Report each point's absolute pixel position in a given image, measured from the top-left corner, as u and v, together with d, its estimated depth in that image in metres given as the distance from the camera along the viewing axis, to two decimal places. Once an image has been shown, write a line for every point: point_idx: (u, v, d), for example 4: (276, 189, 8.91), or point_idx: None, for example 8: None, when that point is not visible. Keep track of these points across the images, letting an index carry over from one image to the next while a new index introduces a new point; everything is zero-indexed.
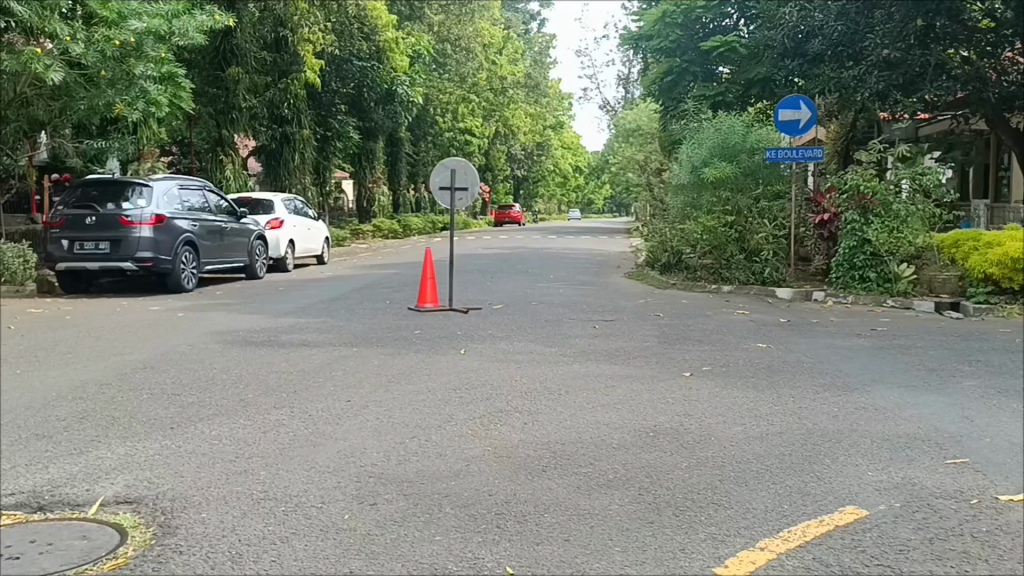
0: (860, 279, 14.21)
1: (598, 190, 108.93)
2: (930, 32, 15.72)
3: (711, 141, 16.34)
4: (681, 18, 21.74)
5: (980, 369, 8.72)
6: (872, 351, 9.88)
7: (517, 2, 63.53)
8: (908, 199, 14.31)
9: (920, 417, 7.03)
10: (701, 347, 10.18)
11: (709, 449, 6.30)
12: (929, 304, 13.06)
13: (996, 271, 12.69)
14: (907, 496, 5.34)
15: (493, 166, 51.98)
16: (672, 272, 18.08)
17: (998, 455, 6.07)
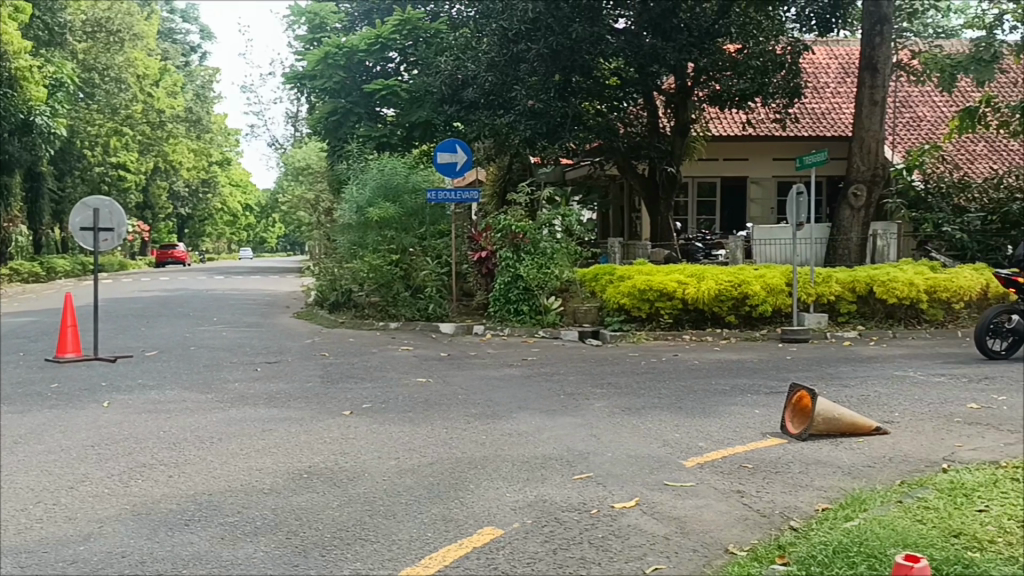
0: (515, 312, 15.20)
1: (270, 228, 106.34)
2: (568, 86, 17.29)
3: (375, 181, 16.71)
4: (342, 60, 21.96)
5: (609, 391, 9.70)
6: (520, 380, 10.63)
7: (174, 33, 60.85)
8: (553, 238, 15.48)
9: (555, 438, 7.69)
10: (362, 385, 10.33)
11: (361, 485, 6.41)
12: (574, 333, 14.44)
13: (627, 301, 14.10)
14: (538, 512, 5.81)
15: (154, 204, 49.02)
16: (340, 310, 18.38)
17: (616, 467, 6.79)
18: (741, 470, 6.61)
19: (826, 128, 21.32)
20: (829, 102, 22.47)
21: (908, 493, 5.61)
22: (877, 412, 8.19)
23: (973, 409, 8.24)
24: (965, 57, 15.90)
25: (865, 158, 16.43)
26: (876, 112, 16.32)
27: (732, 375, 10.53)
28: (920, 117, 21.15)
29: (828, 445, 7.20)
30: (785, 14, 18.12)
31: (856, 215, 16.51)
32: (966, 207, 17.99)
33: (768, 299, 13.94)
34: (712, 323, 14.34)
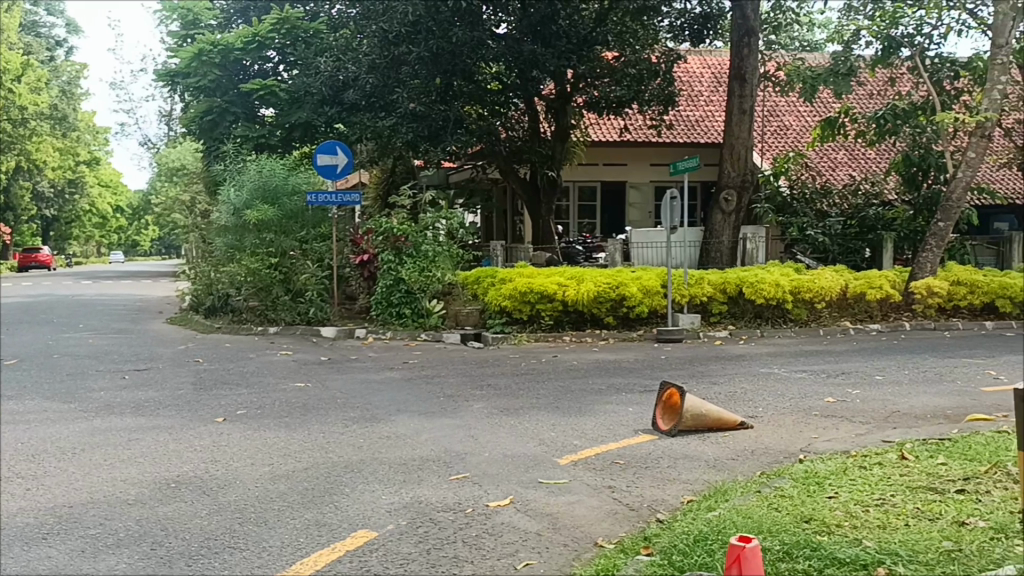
0: (397, 315, 15.17)
1: (144, 231, 102.28)
2: (449, 90, 17.22)
3: (252, 183, 16.15)
4: (218, 58, 21.39)
5: (489, 392, 9.79)
6: (400, 383, 10.60)
7: (37, 26, 57.86)
8: (435, 241, 15.43)
9: (433, 440, 7.72)
10: (237, 391, 10.10)
11: (232, 492, 6.28)
12: (456, 336, 14.51)
13: (509, 303, 14.28)
14: (413, 513, 5.83)
15: (15, 205, 46.48)
16: (217, 315, 17.92)
17: (492, 467, 6.87)
18: (613, 466, 6.80)
19: (699, 134, 22.15)
20: (702, 109, 23.31)
21: (767, 483, 5.90)
22: (743, 408, 8.55)
23: (831, 402, 8.71)
24: (824, 69, 16.95)
25: (735, 164, 17.10)
26: (746, 121, 16.96)
27: (608, 374, 10.79)
28: (787, 125, 22.20)
29: (696, 440, 7.47)
30: (659, 24, 18.68)
31: (728, 219, 17.23)
32: (827, 211, 19.05)
33: (645, 300, 14.31)
34: (591, 324, 14.66)
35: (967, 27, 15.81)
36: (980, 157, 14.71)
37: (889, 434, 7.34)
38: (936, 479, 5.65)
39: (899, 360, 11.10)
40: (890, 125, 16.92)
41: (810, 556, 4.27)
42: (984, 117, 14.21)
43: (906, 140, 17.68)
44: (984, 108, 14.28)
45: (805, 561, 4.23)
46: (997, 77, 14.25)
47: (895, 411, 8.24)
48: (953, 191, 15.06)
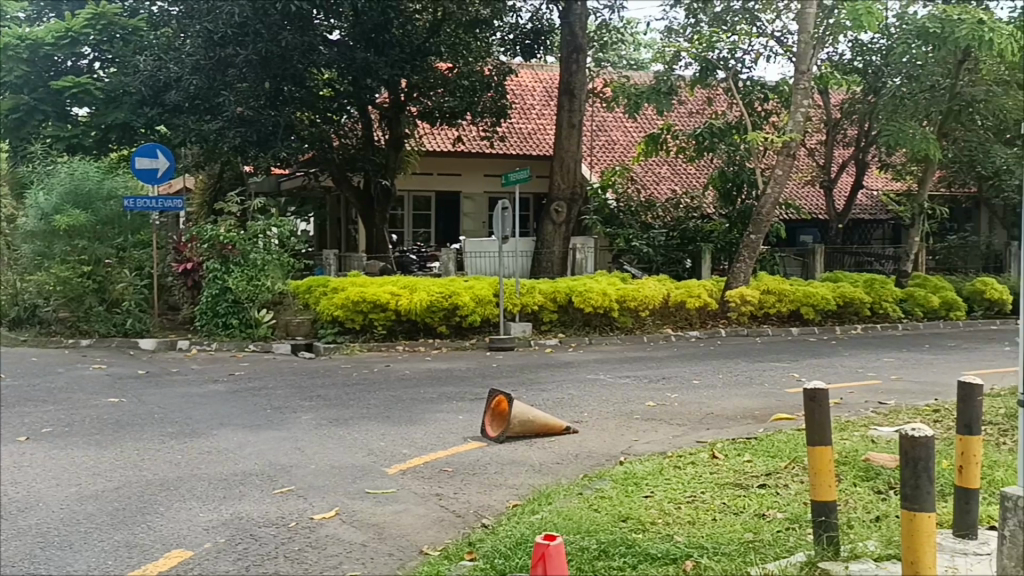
0: (224, 326, 14.65)
1: None
2: (279, 94, 16.79)
3: (61, 187, 15.19)
4: (25, 53, 19.58)
5: (317, 404, 9.61)
6: (223, 396, 10.21)
7: None
8: (264, 249, 14.99)
9: (256, 453, 7.49)
10: (43, 408, 9.43)
11: (33, 516, 5.87)
12: (286, 347, 14.15)
13: (340, 313, 14.04)
14: (232, 530, 5.64)
15: None
16: (23, 327, 16.64)
17: (318, 479, 6.74)
18: (441, 474, 6.83)
19: (531, 147, 22.65)
20: (534, 122, 23.84)
21: (588, 485, 6.09)
22: (568, 413, 8.80)
23: (651, 406, 9.11)
24: (646, 87, 17.71)
25: (565, 176, 17.57)
26: (575, 134, 17.45)
27: (439, 383, 10.83)
28: (614, 140, 23.06)
29: (522, 446, 7.63)
30: (492, 38, 18.93)
31: (558, 230, 17.71)
32: (651, 223, 19.75)
33: (477, 309, 14.43)
34: (425, 333, 14.67)
35: (775, 54, 16.96)
36: (786, 175, 15.75)
37: (702, 435, 7.77)
38: (742, 476, 6.01)
39: (715, 365, 11.74)
40: (707, 142, 18.05)
41: (625, 553, 4.45)
42: (789, 137, 15.27)
43: (722, 157, 18.74)
44: (790, 129, 15.33)
45: (621, 558, 4.41)
46: (801, 100, 15.37)
47: (708, 413, 8.72)
48: (763, 207, 16.04)
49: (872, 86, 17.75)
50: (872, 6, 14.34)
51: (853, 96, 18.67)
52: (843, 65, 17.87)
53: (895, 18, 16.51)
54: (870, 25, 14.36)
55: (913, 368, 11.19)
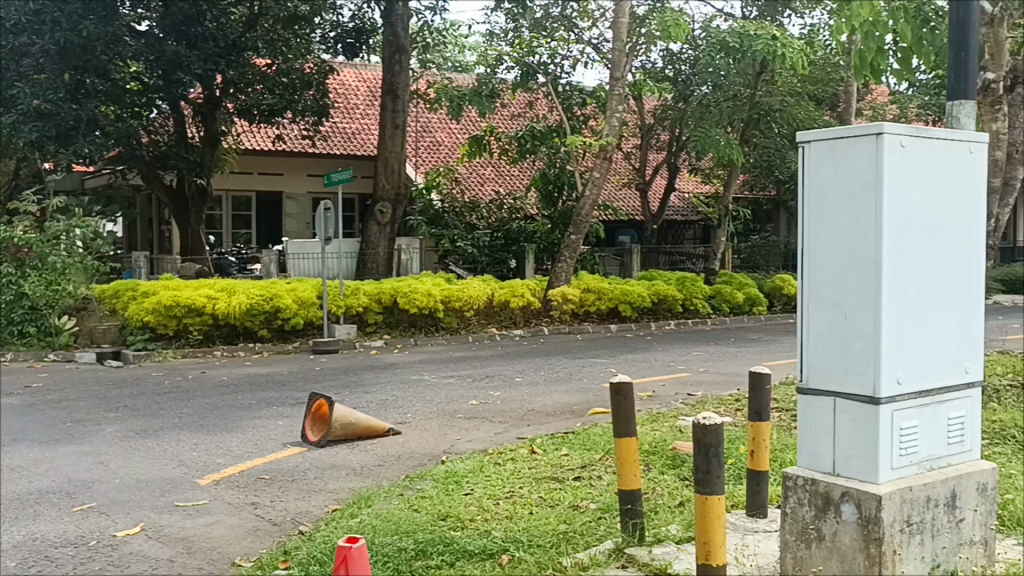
0: (19, 334, 13.57)
1: None
2: (79, 87, 15.62)
3: None
4: None
5: (125, 414, 9.08)
6: (18, 410, 9.46)
7: None
8: (65, 252, 14.03)
9: (55, 470, 7.00)
10: None
11: None
12: (91, 355, 13.25)
13: (152, 318, 13.36)
14: (24, 552, 5.25)
15: None
16: None
17: (123, 494, 6.38)
18: (257, 482, 6.63)
19: (355, 147, 22.35)
20: (357, 122, 23.53)
21: (409, 486, 6.08)
22: (392, 415, 8.75)
23: (474, 404, 9.21)
24: (469, 90, 17.85)
25: (389, 177, 17.43)
26: (399, 135, 17.35)
27: (258, 389, 10.48)
28: (439, 141, 23.14)
29: (345, 449, 7.52)
30: (313, 35, 18.56)
31: (382, 231, 17.60)
32: (476, 224, 20.09)
33: (300, 311, 14.07)
34: (244, 338, 14.18)
35: (592, 60, 17.53)
36: (604, 178, 16.27)
37: (523, 431, 7.93)
38: (559, 470, 6.19)
39: (537, 362, 12.00)
40: (529, 144, 18.54)
41: (442, 552, 4.48)
42: (606, 141, 15.79)
43: (544, 159, 19.18)
44: (606, 133, 15.87)
45: (438, 557, 4.43)
46: (616, 105, 15.94)
47: (529, 409, 8.92)
48: (582, 208, 16.48)
49: (681, 93, 18.67)
50: (679, 18, 15.10)
51: (664, 103, 19.62)
52: (655, 74, 18.71)
53: (701, 31, 17.43)
54: (678, 37, 15.10)
55: (719, 361, 11.87)
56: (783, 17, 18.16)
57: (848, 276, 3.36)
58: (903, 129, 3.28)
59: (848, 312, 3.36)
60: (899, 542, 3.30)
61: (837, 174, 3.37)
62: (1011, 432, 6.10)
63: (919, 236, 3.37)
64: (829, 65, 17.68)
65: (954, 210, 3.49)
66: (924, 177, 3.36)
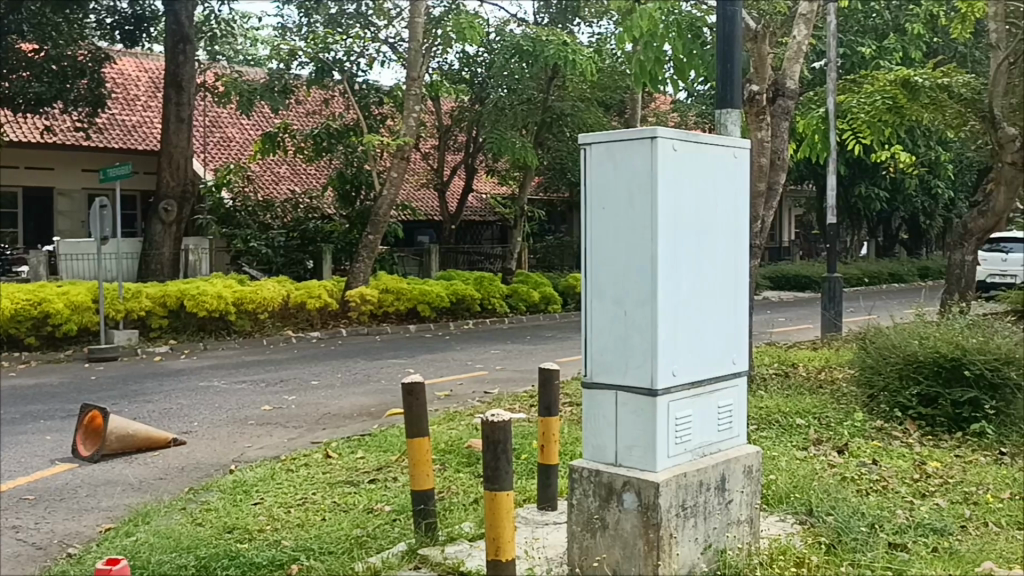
0: None
1: None
2: None
3: None
4: None
5: None
6: None
7: None
8: None
9: None
10: None
11: None
12: None
13: None
14: None
15: None
16: None
17: None
18: (20, 503, 6.05)
19: (136, 141, 20.99)
20: (138, 115, 22.13)
21: (193, 499, 5.77)
22: (176, 424, 8.27)
23: (267, 410, 8.89)
24: (259, 84, 17.21)
25: (174, 173, 16.57)
26: (184, 130, 16.47)
27: (23, 402, 9.59)
28: (229, 137, 22.19)
29: (121, 463, 7.02)
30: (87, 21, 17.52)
31: (168, 230, 16.70)
32: (269, 224, 19.43)
33: (72, 317, 13.14)
34: (8, 346, 12.97)
35: (388, 60, 17.41)
36: (401, 178, 16.18)
37: (318, 435, 7.73)
38: (354, 473, 6.08)
39: (333, 365, 11.75)
40: (325, 143, 18.28)
41: (227, 566, 4.26)
42: (403, 141, 15.69)
43: (340, 158, 18.93)
44: (403, 133, 15.75)
45: (223, 571, 4.21)
46: (413, 106, 15.85)
47: (324, 413, 8.70)
48: (380, 207, 16.30)
49: (477, 95, 19.17)
50: (474, 21, 15.30)
51: (461, 104, 19.85)
52: (452, 75, 18.84)
53: (495, 35, 17.74)
54: (473, 39, 15.30)
55: (514, 358, 12.12)
56: (573, 25, 18.82)
57: (627, 273, 3.50)
58: (674, 134, 3.46)
59: (627, 307, 3.50)
60: (675, 526, 3.48)
61: (615, 175, 3.51)
62: (776, 417, 6.62)
63: (691, 236, 3.57)
64: (615, 73, 18.42)
65: (722, 211, 3.72)
66: (694, 179, 3.56)
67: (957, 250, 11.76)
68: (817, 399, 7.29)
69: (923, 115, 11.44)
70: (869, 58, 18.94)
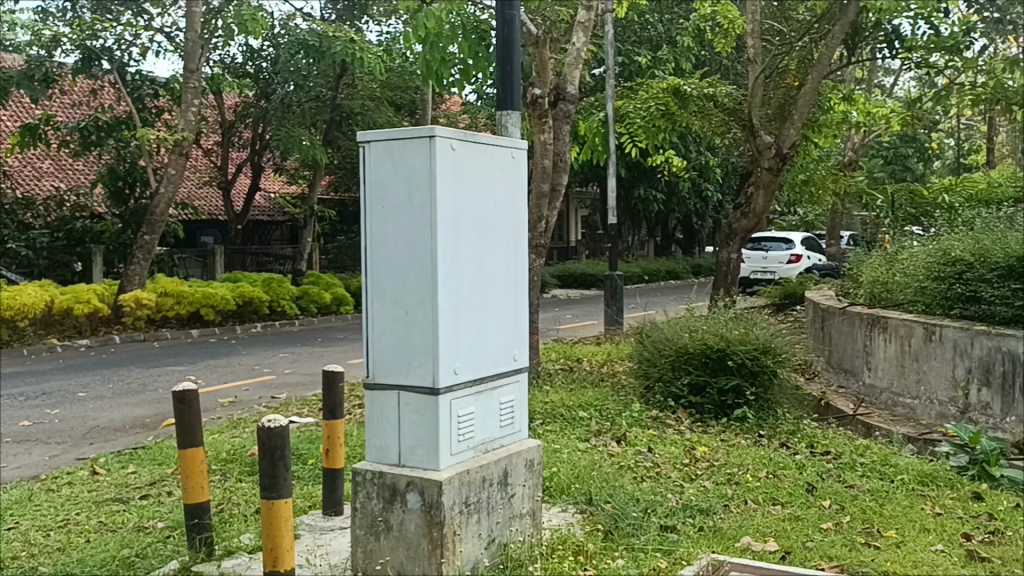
0: None
1: None
2: None
3: None
4: None
5: None
6: None
7: None
8: None
9: None
10: None
11: None
12: None
13: None
14: None
15: None
16: None
17: None
18: None
19: None
20: None
21: None
22: None
23: (25, 426, 8.14)
24: (16, 71, 15.78)
25: None
26: None
27: None
28: None
29: None
30: None
31: None
32: (30, 223, 17.83)
33: None
34: None
35: (164, 50, 16.49)
36: (180, 175, 15.34)
37: (84, 451, 7.16)
38: (123, 490, 5.68)
39: (104, 374, 10.96)
40: (93, 137, 17.04)
41: None
42: (181, 136, 14.85)
43: (112, 153, 17.73)
44: (181, 128, 14.91)
45: None
46: (190, 99, 15.08)
47: (92, 427, 8.08)
48: (157, 206, 15.36)
49: (262, 91, 18.46)
50: (256, 13, 14.76)
51: (245, 99, 19.11)
52: (234, 69, 18.15)
53: (280, 29, 17.24)
54: (255, 33, 14.76)
55: (302, 362, 11.81)
56: (361, 23, 18.61)
57: (407, 274, 3.48)
58: (452, 134, 3.48)
59: (408, 307, 3.48)
60: (458, 523, 3.49)
61: (394, 175, 3.48)
62: (561, 410, 6.84)
63: (470, 235, 3.60)
64: (405, 73, 18.39)
65: (501, 211, 3.78)
66: (472, 180, 3.59)
67: (724, 249, 12.65)
68: (598, 392, 7.61)
69: (692, 122, 12.23)
70: (644, 67, 20.05)
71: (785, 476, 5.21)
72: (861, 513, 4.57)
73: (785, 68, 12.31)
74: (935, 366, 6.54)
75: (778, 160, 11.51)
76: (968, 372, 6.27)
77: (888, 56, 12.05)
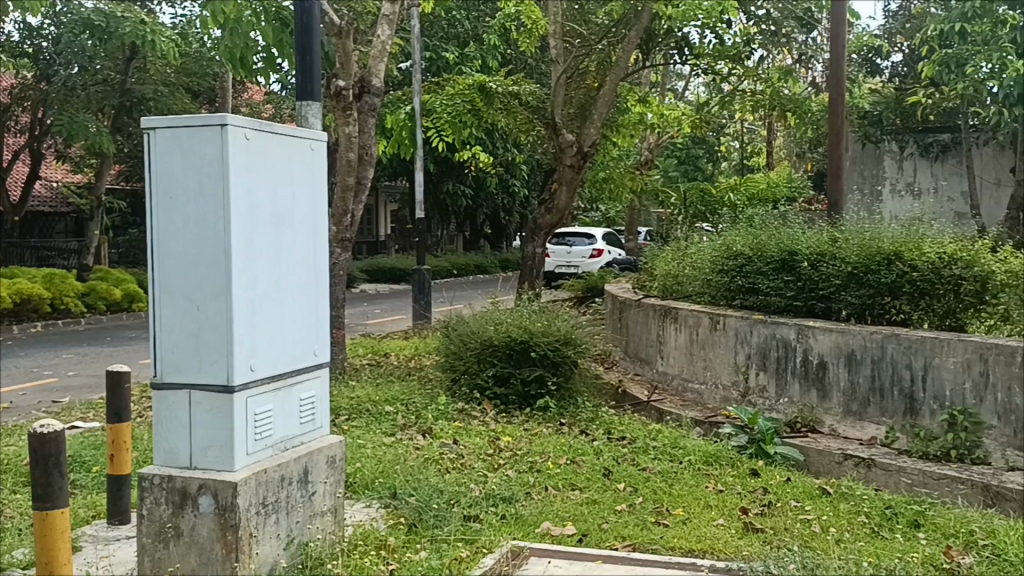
0: None
1: None
2: None
3: None
4: None
5: None
6: None
7: None
8: None
9: None
10: None
11: None
12: None
13: None
14: None
15: None
16: None
17: None
18: None
19: None
20: None
21: None
22: None
23: None
24: None
25: None
26: None
27: None
28: None
29: None
30: None
31: None
32: None
33: None
34: None
35: None
36: None
37: None
38: None
39: None
40: None
41: None
42: None
43: None
44: None
45: None
46: None
47: None
48: None
49: (43, 72, 16.91)
50: None
51: (24, 80, 17.49)
52: (11, 47, 16.60)
53: (63, 6, 15.99)
54: (33, 8, 13.56)
55: (88, 363, 11.04)
56: (154, 4, 17.55)
57: (199, 268, 3.33)
58: (246, 122, 3.35)
59: (200, 302, 3.33)
60: (254, 525, 3.38)
61: (183, 164, 3.32)
62: (366, 405, 6.77)
63: (266, 227, 3.49)
64: (202, 59, 17.54)
65: (299, 204, 3.69)
66: (268, 170, 3.48)
67: (529, 244, 12.96)
68: (404, 386, 7.60)
69: (498, 119, 12.45)
70: (452, 62, 20.21)
71: (583, 462, 5.41)
72: (652, 493, 4.83)
73: (585, 70, 12.81)
74: (719, 353, 7.00)
75: (579, 158, 11.92)
76: (747, 359, 6.77)
77: (679, 62, 12.75)
